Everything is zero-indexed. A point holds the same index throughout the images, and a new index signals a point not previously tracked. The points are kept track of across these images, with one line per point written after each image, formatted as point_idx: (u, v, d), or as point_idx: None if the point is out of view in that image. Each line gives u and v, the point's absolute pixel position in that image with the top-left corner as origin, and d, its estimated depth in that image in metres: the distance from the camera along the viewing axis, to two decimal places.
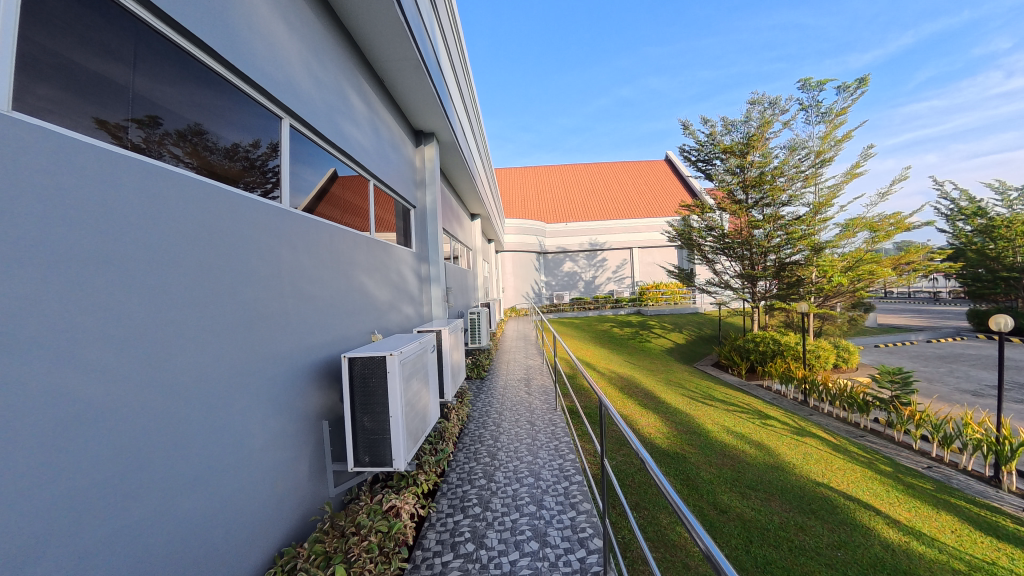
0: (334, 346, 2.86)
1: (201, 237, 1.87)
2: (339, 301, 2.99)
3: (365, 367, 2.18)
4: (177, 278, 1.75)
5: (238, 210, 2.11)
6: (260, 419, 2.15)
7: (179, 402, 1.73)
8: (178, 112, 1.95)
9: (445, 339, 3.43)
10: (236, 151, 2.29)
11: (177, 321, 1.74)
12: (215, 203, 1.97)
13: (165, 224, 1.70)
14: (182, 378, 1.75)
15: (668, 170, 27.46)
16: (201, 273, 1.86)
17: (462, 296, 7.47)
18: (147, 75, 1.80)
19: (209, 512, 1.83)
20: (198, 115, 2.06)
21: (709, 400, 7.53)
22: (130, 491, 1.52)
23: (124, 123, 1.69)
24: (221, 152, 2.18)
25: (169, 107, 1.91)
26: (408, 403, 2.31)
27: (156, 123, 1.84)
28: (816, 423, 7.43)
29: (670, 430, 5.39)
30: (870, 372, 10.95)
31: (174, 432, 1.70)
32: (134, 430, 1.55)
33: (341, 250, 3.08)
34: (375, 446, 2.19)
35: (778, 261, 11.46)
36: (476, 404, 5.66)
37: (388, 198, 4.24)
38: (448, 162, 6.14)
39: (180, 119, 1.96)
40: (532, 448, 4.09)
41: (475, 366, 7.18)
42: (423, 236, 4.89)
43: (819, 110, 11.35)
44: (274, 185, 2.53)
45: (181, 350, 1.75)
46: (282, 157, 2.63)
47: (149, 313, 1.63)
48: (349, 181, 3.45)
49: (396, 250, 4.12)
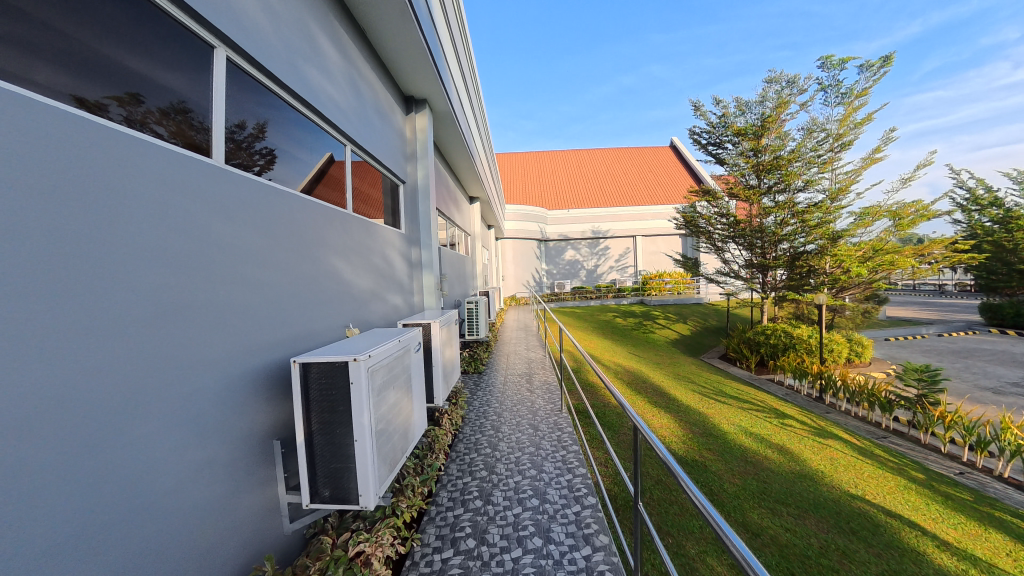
0: (292, 343, 2.34)
1: (108, 200, 1.37)
2: (300, 288, 2.45)
3: (321, 377, 1.70)
4: (75, 252, 1.27)
5: (189, 177, 1.71)
6: (184, 442, 1.62)
7: (83, 421, 1.27)
8: (156, 80, 1.72)
9: (434, 331, 2.89)
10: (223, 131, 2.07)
11: (77, 311, 1.27)
12: (182, 178, 1.67)
13: (48, 180, 1.20)
14: (86, 391, 1.28)
15: (673, 157, 26.73)
16: (141, 253, 1.48)
17: (460, 286, 7.11)
18: (74, 3, 1.41)
19: (130, 564, 1.39)
20: (171, 83, 1.79)
21: (723, 398, 7.01)
22: (28, 543, 1.13)
23: (103, 101, 1.50)
24: (207, 134, 1.97)
25: (147, 77, 1.68)
26: (380, 421, 1.83)
27: (137, 101, 1.63)
28: (835, 421, 6.99)
29: (685, 432, 4.92)
30: (885, 367, 10.53)
31: (67, 467, 1.23)
32: (31, 461, 1.14)
33: (305, 226, 2.53)
34: (339, 474, 1.73)
35: (792, 251, 10.96)
36: (471, 403, 5.14)
37: (372, 170, 3.67)
38: (445, 138, 5.58)
39: (157, 90, 1.72)
40: (536, 459, 3.60)
41: (471, 360, 6.65)
42: (413, 216, 4.31)
43: (838, 90, 10.71)
44: (261, 167, 2.32)
45: (81, 353, 1.27)
46: (214, 110, 2.02)
47: (47, 303, 1.19)
48: (326, 149, 2.96)
49: (379, 230, 3.56)
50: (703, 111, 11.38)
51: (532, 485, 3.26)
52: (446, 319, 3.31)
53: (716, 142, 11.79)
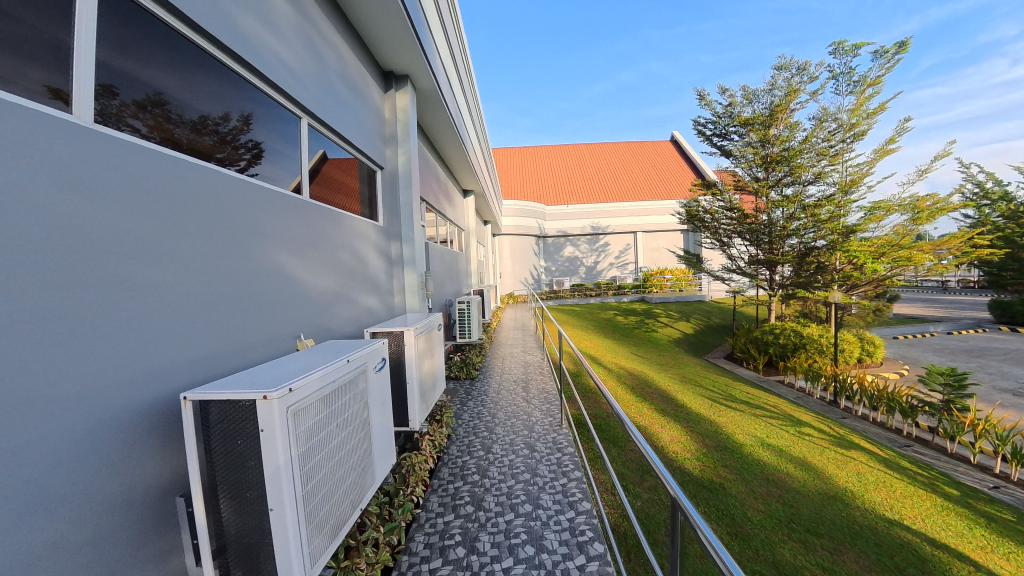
0: (217, 360, 1.85)
1: None
2: (230, 290, 1.94)
3: (221, 427, 1.52)
4: None
5: (45, 140, 1.22)
6: (21, 515, 1.13)
7: None
8: (124, 70, 1.61)
9: (410, 339, 2.42)
10: (203, 124, 2.01)
11: None
12: (61, 151, 1.26)
13: None
14: None
15: (674, 152, 26.20)
16: (11, 249, 1.13)
17: (451, 284, 6.59)
18: None
19: None
20: (137, 72, 1.66)
21: (733, 403, 6.54)
22: None
23: (76, 93, 1.42)
24: (187, 127, 1.90)
25: (114, 68, 1.57)
26: (307, 481, 1.60)
27: (112, 93, 1.56)
28: (853, 428, 6.54)
29: (697, 445, 4.46)
30: (898, 368, 10.08)
31: None
32: None
33: (239, 212, 2.02)
34: (258, 527, 1.52)
35: (801, 246, 10.52)
36: (460, 417, 4.76)
37: (337, 151, 3.15)
38: (432, 123, 5.07)
39: (123, 81, 1.60)
40: (531, 493, 3.20)
41: (462, 365, 6.03)
42: (393, 206, 3.79)
43: (850, 78, 10.19)
44: (247, 161, 2.26)
45: None
46: (78, 53, 1.42)
47: None
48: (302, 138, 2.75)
49: (348, 221, 3.05)
50: (708, 101, 10.87)
51: (525, 526, 2.87)
52: (428, 323, 2.84)
53: (722, 133, 11.29)
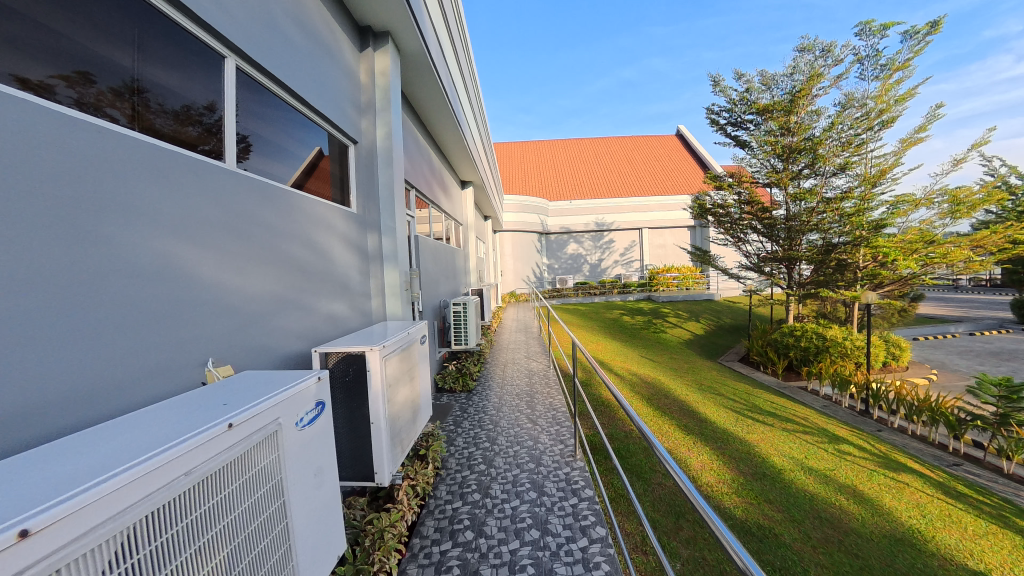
0: (68, 407, 1.20)
1: None
2: (72, 297, 1.23)
3: None
4: None
5: None
6: None
7: None
8: (88, 47, 1.41)
9: (378, 365, 1.74)
10: (187, 114, 1.81)
11: None
12: None
13: None
14: None
15: (680, 146, 25.44)
16: None
17: (446, 284, 5.90)
18: None
19: None
20: (100, 48, 1.45)
21: (758, 414, 5.89)
22: None
23: (49, 81, 1.30)
24: (169, 117, 1.71)
25: (68, 40, 1.36)
26: None
27: (88, 80, 1.41)
28: (892, 443, 5.88)
29: (732, 473, 3.78)
30: (927, 373, 9.41)
31: None
32: None
33: (94, 178, 1.30)
34: None
35: (821, 242, 9.86)
36: (454, 443, 3.85)
37: (292, 120, 2.48)
38: (423, 98, 4.36)
39: (76, 54, 1.38)
40: (544, 564, 2.33)
41: (458, 375, 5.04)
42: (370, 190, 3.09)
43: (878, 61, 9.45)
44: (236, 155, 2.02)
45: None
46: None
47: None
48: (277, 117, 2.36)
49: (303, 202, 2.32)
50: (723, 87, 10.14)
51: None
52: (405, 338, 2.17)
53: (737, 121, 10.49)
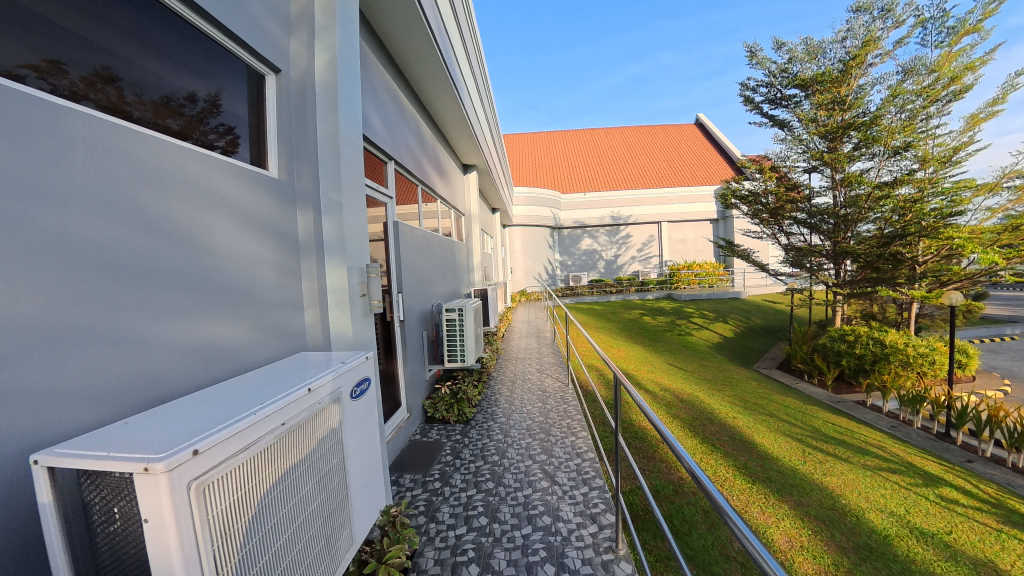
0: None
1: None
2: None
3: None
4: None
5: None
6: None
7: None
8: (50, 21, 1.10)
9: (170, 518, 0.70)
10: (167, 106, 1.44)
11: None
12: None
13: None
14: None
15: (699, 134, 24.04)
16: None
17: (444, 284, 4.95)
18: None
19: None
20: (63, 20, 1.13)
21: (826, 444, 4.77)
22: None
23: (16, 72, 1.02)
24: (148, 109, 1.36)
25: None
26: None
27: (60, 70, 1.12)
28: (993, 478, 4.72)
29: (830, 553, 2.65)
30: (1000, 384, 8.14)
31: None
32: None
33: None
34: None
35: (877, 233, 8.59)
36: (433, 510, 2.38)
37: (250, 85, 1.84)
38: (409, 52, 3.40)
39: (31, 25, 1.06)
40: None
41: (453, 402, 3.86)
42: (295, 148, 2.00)
43: (944, 23, 8.14)
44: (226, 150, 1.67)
45: None
46: None
47: None
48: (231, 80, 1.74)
49: (141, 147, 1.25)
50: (760, 59, 8.91)
51: None
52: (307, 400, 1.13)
53: (777, 98, 9.21)
